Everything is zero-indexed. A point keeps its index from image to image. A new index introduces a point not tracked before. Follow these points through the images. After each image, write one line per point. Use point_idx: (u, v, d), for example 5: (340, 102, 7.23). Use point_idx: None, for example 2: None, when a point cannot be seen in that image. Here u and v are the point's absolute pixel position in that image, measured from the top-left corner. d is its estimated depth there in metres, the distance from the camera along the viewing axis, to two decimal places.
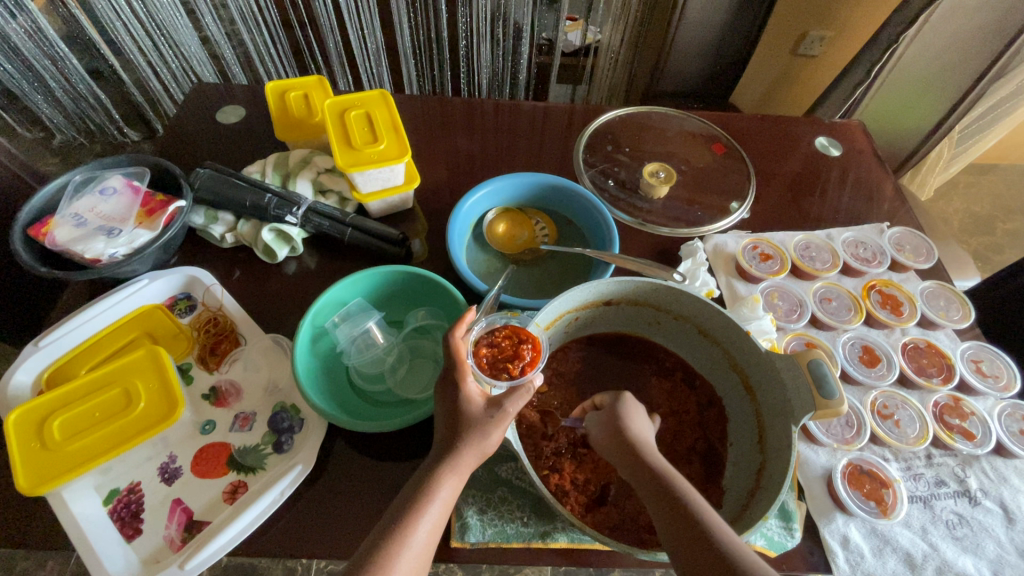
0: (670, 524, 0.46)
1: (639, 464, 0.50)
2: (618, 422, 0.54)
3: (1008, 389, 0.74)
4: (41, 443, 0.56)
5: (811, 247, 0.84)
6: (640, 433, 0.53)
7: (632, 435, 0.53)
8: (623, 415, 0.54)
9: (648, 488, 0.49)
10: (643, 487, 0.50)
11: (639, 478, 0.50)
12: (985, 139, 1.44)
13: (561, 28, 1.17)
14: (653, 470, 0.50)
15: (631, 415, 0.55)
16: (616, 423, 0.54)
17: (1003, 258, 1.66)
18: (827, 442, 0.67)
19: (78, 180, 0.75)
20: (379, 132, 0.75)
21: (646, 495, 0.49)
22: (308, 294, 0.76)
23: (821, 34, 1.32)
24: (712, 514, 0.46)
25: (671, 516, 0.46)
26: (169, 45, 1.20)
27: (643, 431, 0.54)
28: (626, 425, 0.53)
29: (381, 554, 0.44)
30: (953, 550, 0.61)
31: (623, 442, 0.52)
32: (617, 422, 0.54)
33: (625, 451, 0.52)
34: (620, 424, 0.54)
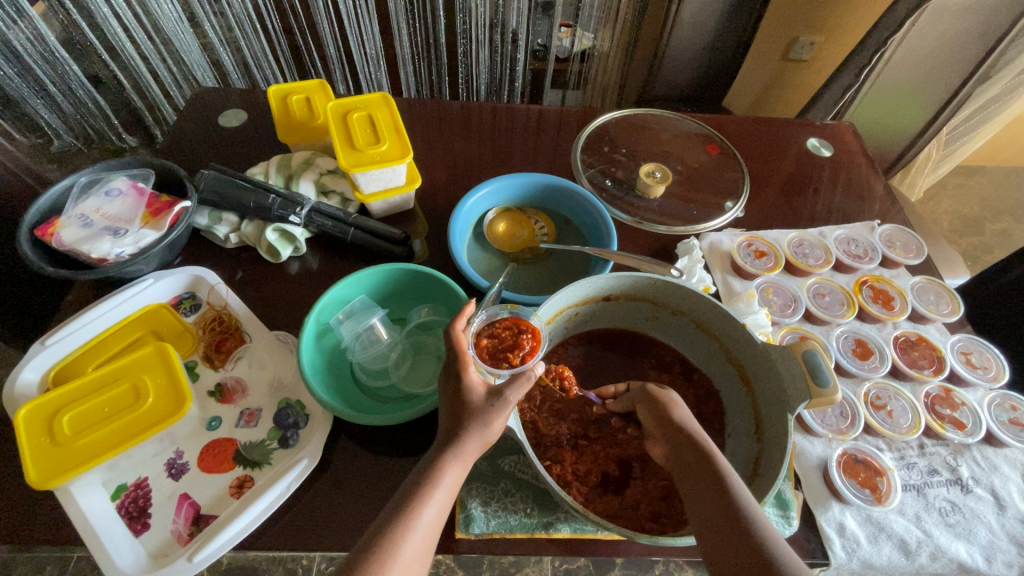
0: (702, 503, 0.49)
1: (687, 446, 0.53)
2: (663, 408, 0.56)
3: (996, 379, 0.76)
4: (51, 439, 0.57)
5: (804, 245, 0.86)
6: (687, 419, 0.55)
7: (677, 420, 0.55)
8: (666, 400, 0.57)
9: (690, 470, 0.51)
10: (682, 472, 0.52)
11: (682, 461, 0.53)
12: (974, 140, 1.47)
13: (556, 34, 1.20)
14: (689, 455, 0.52)
15: (677, 403, 0.57)
16: (661, 409, 0.56)
17: (992, 258, 1.69)
18: (822, 432, 0.68)
19: (83, 181, 0.76)
20: (381, 133, 0.77)
21: (685, 478, 0.52)
22: (311, 293, 0.77)
23: (812, 39, 1.39)
24: (747, 496, 0.48)
25: (704, 495, 0.49)
26: (171, 52, 1.21)
27: (690, 417, 0.56)
28: (673, 411, 0.56)
29: (385, 536, 0.45)
30: (946, 536, 0.63)
31: (670, 426, 0.55)
32: (662, 407, 0.56)
33: (674, 434, 0.54)
34: (667, 409, 0.56)
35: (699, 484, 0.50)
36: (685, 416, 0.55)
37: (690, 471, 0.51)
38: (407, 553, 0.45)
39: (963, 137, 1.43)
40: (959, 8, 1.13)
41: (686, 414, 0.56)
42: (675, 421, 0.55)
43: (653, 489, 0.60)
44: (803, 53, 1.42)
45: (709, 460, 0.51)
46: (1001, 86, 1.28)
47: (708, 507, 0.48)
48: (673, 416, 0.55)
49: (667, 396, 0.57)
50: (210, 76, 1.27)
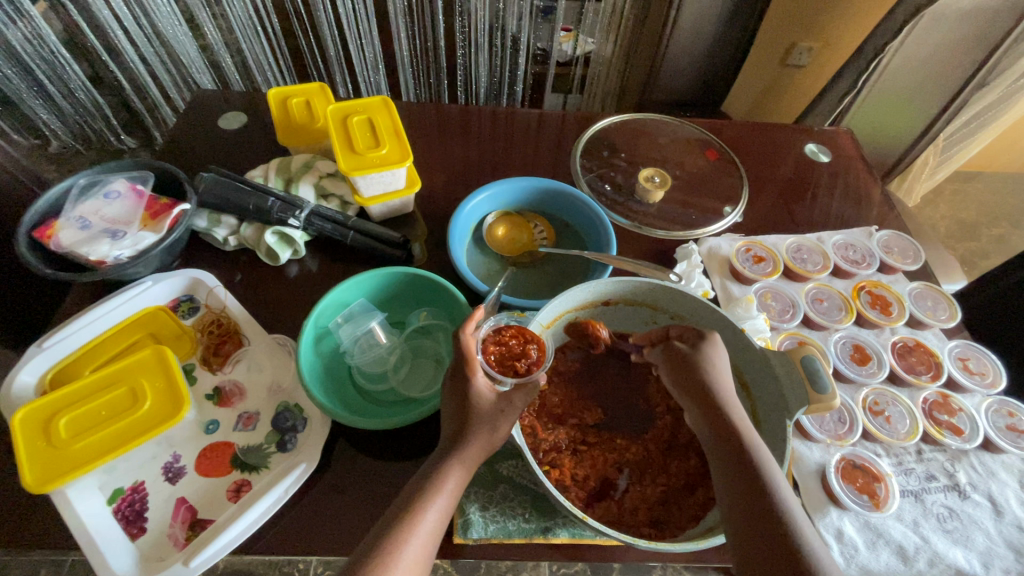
0: (730, 473, 0.49)
1: (717, 412, 0.53)
2: (695, 370, 0.55)
3: (994, 385, 0.76)
4: (48, 442, 0.57)
5: (803, 250, 0.86)
6: (720, 385, 0.55)
7: (710, 384, 0.54)
8: (703, 357, 0.56)
9: (720, 440, 0.51)
10: (711, 438, 0.52)
11: (709, 428, 0.53)
12: (971, 146, 1.47)
13: (555, 38, 1.20)
14: (719, 424, 0.52)
15: (714, 361, 0.56)
16: (696, 374, 0.55)
17: (989, 263, 1.70)
18: (821, 438, 0.68)
19: (82, 183, 0.76)
20: (381, 137, 0.77)
21: (714, 446, 0.52)
22: (309, 296, 0.77)
23: (809, 46, 1.37)
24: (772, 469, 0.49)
25: (733, 464, 0.49)
26: (170, 54, 1.21)
27: (722, 382, 0.55)
28: (706, 374, 0.55)
29: (388, 541, 0.46)
30: (944, 542, 0.63)
31: (700, 389, 0.54)
32: (695, 368, 0.55)
33: (702, 399, 0.54)
34: (701, 370, 0.55)
35: (728, 454, 0.50)
36: (719, 377, 0.55)
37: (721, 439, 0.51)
38: (409, 557, 0.45)
39: (961, 143, 1.43)
40: (956, 15, 1.14)
41: (720, 373, 0.55)
42: (707, 384, 0.54)
43: (651, 494, 0.60)
44: (801, 58, 1.40)
45: (735, 430, 0.51)
46: (999, 93, 1.29)
47: (738, 472, 0.49)
48: (706, 376, 0.55)
49: (705, 352, 0.56)
50: (209, 78, 1.27)
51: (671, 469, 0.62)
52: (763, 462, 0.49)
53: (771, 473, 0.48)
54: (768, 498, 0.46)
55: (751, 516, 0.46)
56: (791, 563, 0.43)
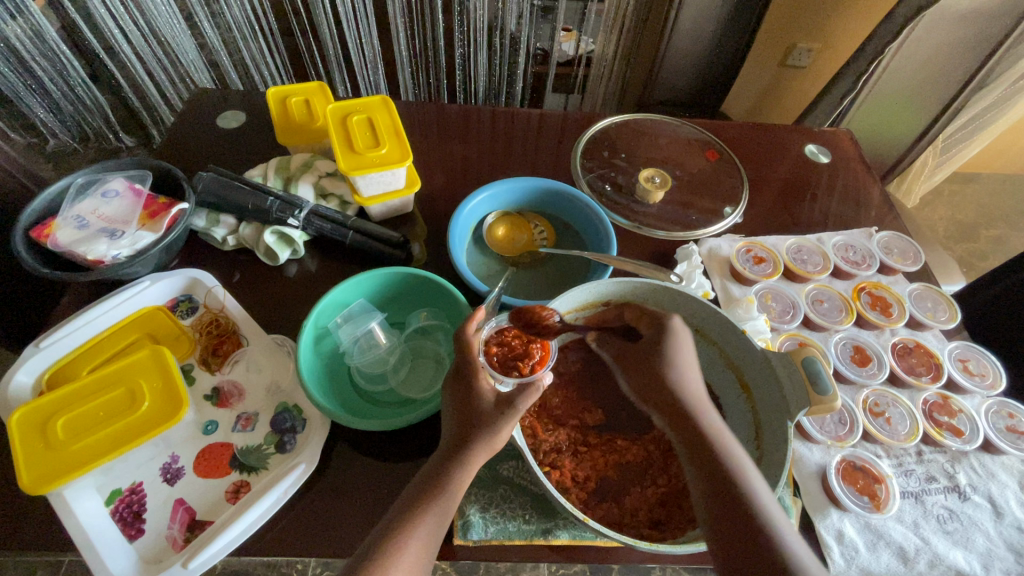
0: (697, 465, 0.51)
1: (680, 407, 0.54)
2: (657, 364, 0.57)
3: (994, 387, 0.76)
4: (45, 442, 0.56)
5: (803, 251, 0.86)
6: (682, 369, 0.57)
7: (673, 377, 0.56)
8: (664, 347, 0.57)
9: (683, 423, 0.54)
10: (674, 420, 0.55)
11: (674, 420, 0.55)
12: (970, 147, 1.48)
13: (555, 38, 1.20)
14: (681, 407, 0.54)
15: (676, 350, 0.57)
16: (659, 358, 0.57)
17: (987, 264, 1.71)
18: (822, 439, 0.68)
19: (80, 182, 0.75)
20: (381, 136, 0.77)
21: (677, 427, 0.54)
22: (308, 296, 0.77)
23: (808, 47, 1.40)
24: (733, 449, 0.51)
25: (699, 455, 0.51)
26: (169, 52, 1.20)
27: (686, 365, 0.57)
28: (667, 367, 0.56)
29: (387, 543, 0.46)
30: (944, 543, 0.63)
31: (662, 385, 0.56)
32: (658, 362, 0.57)
33: (666, 395, 0.56)
34: (663, 364, 0.57)
35: (692, 436, 0.53)
36: (681, 369, 0.57)
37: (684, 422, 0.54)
38: (408, 559, 0.46)
39: (960, 144, 1.44)
40: (955, 16, 1.14)
41: (683, 365, 0.57)
42: (669, 378, 0.56)
43: (652, 496, 0.60)
44: (801, 59, 1.42)
45: (697, 414, 0.54)
46: (997, 95, 1.29)
47: (703, 464, 0.51)
48: (668, 370, 0.56)
49: (666, 342, 0.57)
50: (207, 76, 1.26)
51: (672, 469, 0.62)
52: (728, 450, 0.51)
53: (737, 459, 0.50)
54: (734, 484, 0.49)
55: (719, 504, 0.48)
56: (756, 538, 0.46)
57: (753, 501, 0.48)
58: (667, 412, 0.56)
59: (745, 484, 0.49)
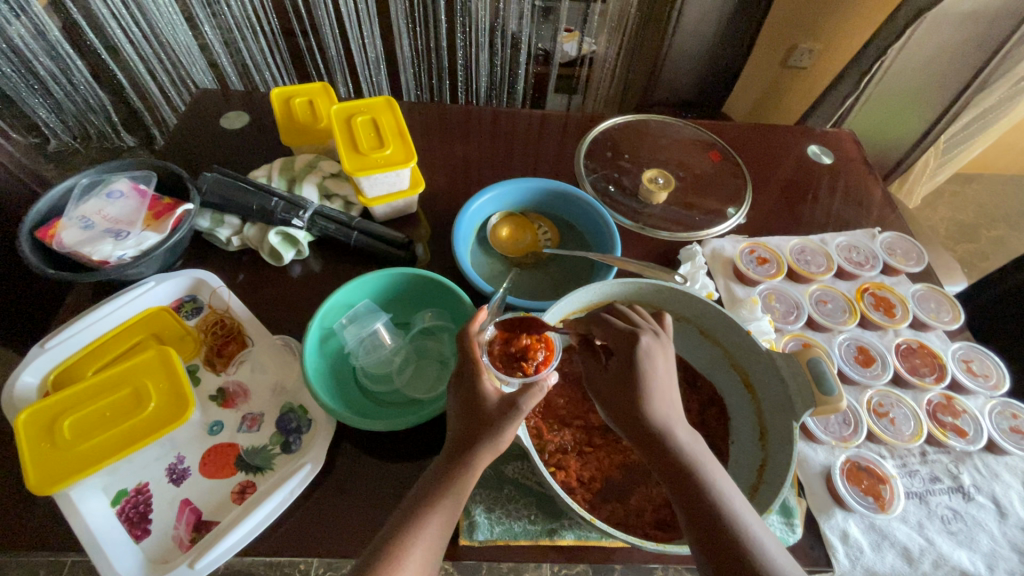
0: (693, 521, 0.46)
1: (664, 452, 0.49)
2: (634, 401, 0.51)
3: (997, 387, 0.77)
4: (51, 443, 0.56)
5: (806, 251, 0.86)
6: (654, 382, 0.52)
7: (654, 416, 0.50)
8: (640, 378, 0.52)
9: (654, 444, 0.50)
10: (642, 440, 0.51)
11: (645, 443, 0.50)
12: (971, 148, 1.48)
13: (557, 39, 1.20)
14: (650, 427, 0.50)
15: (652, 380, 0.52)
16: (628, 373, 0.53)
17: (988, 265, 1.71)
18: (826, 439, 0.68)
19: (85, 183, 0.75)
20: (386, 137, 0.77)
21: (648, 449, 0.50)
22: (312, 297, 0.77)
23: (810, 47, 1.40)
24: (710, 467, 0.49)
25: (693, 509, 0.47)
26: (171, 52, 1.20)
27: (657, 378, 0.53)
28: (645, 406, 0.51)
29: (395, 543, 0.46)
30: (949, 544, 0.63)
31: (641, 428, 0.50)
32: (634, 398, 0.51)
33: (646, 439, 0.50)
34: (641, 402, 0.51)
35: (666, 458, 0.49)
36: (660, 406, 0.51)
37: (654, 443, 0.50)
38: (415, 558, 0.46)
39: (962, 144, 1.44)
40: (957, 17, 1.15)
41: (662, 399, 0.52)
42: (648, 418, 0.50)
43: (657, 496, 0.60)
44: (801, 59, 1.43)
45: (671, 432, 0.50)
46: (999, 96, 1.29)
47: (700, 522, 0.46)
48: (646, 409, 0.51)
49: (641, 374, 0.52)
50: (209, 77, 1.26)
51: None
52: (723, 497, 0.47)
53: (733, 506, 0.47)
54: (736, 537, 0.45)
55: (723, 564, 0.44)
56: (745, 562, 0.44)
57: (759, 554, 0.44)
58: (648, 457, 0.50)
59: (746, 535, 0.45)
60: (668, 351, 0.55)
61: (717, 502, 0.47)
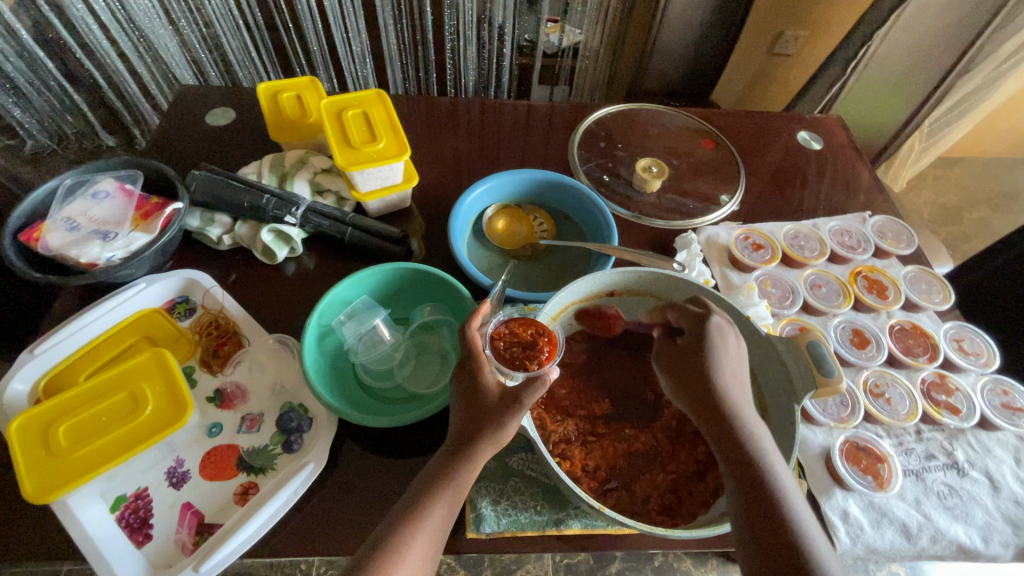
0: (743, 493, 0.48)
1: (730, 432, 0.51)
2: (712, 383, 0.53)
3: (988, 365, 0.79)
4: (46, 450, 0.55)
5: (800, 237, 0.87)
6: (725, 363, 0.54)
7: (720, 392, 0.53)
8: (711, 355, 0.54)
9: (718, 417, 0.52)
10: (707, 412, 0.53)
11: (710, 412, 0.53)
12: (955, 133, 1.50)
13: (542, 29, 1.19)
14: (718, 401, 0.52)
15: (723, 361, 0.54)
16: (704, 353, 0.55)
17: (970, 246, 1.75)
18: (825, 421, 0.69)
19: (68, 183, 0.73)
20: (378, 131, 0.76)
21: (710, 420, 0.52)
22: (308, 294, 0.76)
23: (796, 34, 1.40)
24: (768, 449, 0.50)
25: (745, 484, 0.48)
26: (149, 49, 1.18)
27: (729, 360, 0.55)
28: (721, 386, 0.53)
29: (393, 536, 0.46)
30: (945, 519, 0.64)
31: (714, 407, 0.52)
32: (710, 378, 0.54)
33: (716, 419, 0.52)
34: (716, 383, 0.53)
35: (724, 429, 0.51)
36: (733, 388, 0.53)
37: (718, 417, 0.52)
38: (415, 555, 0.46)
39: (946, 128, 1.45)
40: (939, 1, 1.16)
41: (734, 382, 0.54)
42: (722, 399, 0.52)
43: (662, 482, 0.61)
44: (787, 47, 1.43)
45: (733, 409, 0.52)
46: (981, 80, 1.31)
47: (757, 503, 0.47)
48: (722, 388, 0.53)
49: (712, 352, 0.54)
50: (189, 74, 1.24)
51: (681, 456, 0.62)
52: (780, 485, 0.48)
53: (788, 496, 0.47)
54: (787, 525, 0.46)
55: (772, 549, 0.45)
56: (784, 542, 0.45)
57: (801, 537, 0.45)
58: (716, 436, 0.52)
59: (797, 526, 0.46)
60: (739, 338, 0.57)
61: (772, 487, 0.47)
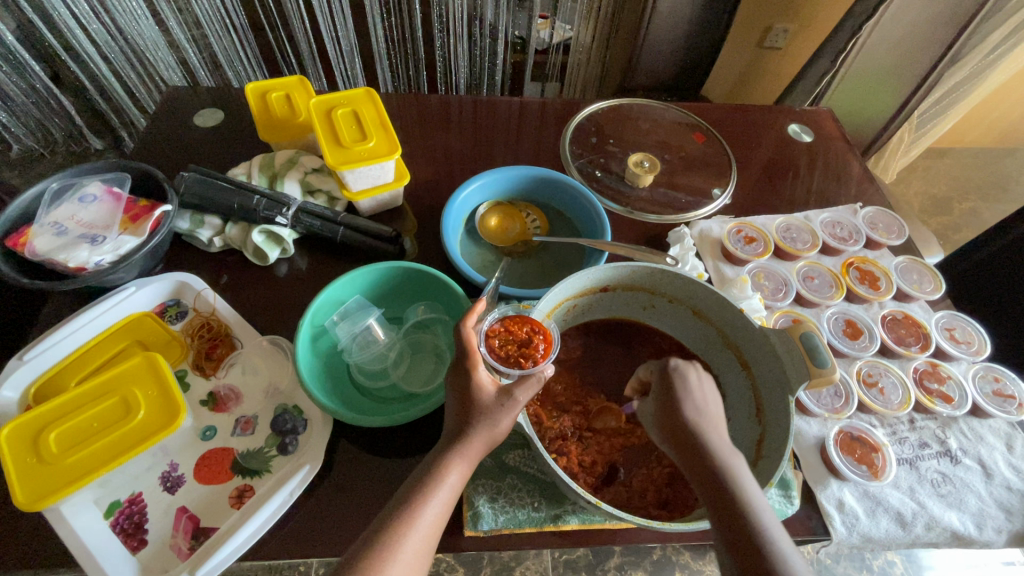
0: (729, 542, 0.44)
1: (711, 480, 0.47)
2: (692, 435, 0.49)
3: (979, 353, 0.79)
4: (37, 457, 0.55)
5: (791, 229, 0.87)
6: (693, 402, 0.51)
7: (692, 433, 0.49)
8: (676, 394, 0.52)
9: (694, 462, 0.49)
10: (683, 456, 0.50)
11: (685, 458, 0.50)
12: (944, 124, 1.50)
13: (534, 26, 1.19)
14: (691, 442, 0.49)
15: (689, 399, 0.51)
16: (670, 393, 0.52)
17: (961, 236, 1.76)
18: (819, 412, 0.70)
19: (54, 188, 0.72)
20: (368, 129, 0.75)
21: (688, 464, 0.49)
22: (300, 295, 0.76)
23: (785, 27, 1.41)
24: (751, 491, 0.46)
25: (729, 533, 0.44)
26: (135, 51, 1.16)
27: (697, 398, 0.52)
28: (695, 430, 0.50)
29: (385, 534, 0.46)
30: (939, 506, 0.65)
31: (692, 452, 0.49)
32: (687, 430, 0.50)
33: (695, 466, 0.48)
34: (696, 434, 0.49)
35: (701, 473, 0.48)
36: (714, 437, 0.49)
37: (694, 459, 0.49)
38: (408, 553, 0.45)
39: (935, 119, 1.46)
40: None
41: (711, 428, 0.50)
42: (696, 440, 0.49)
43: (659, 476, 0.61)
44: (777, 41, 1.44)
45: (708, 451, 0.48)
46: (969, 70, 1.32)
47: (759, 573, 0.41)
48: (698, 436, 0.49)
49: (676, 391, 0.52)
50: (177, 75, 1.22)
51: None
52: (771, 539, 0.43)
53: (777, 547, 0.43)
54: None
55: None
56: None
57: None
58: (704, 497, 0.47)
59: None
60: (706, 375, 0.54)
61: (769, 551, 0.43)
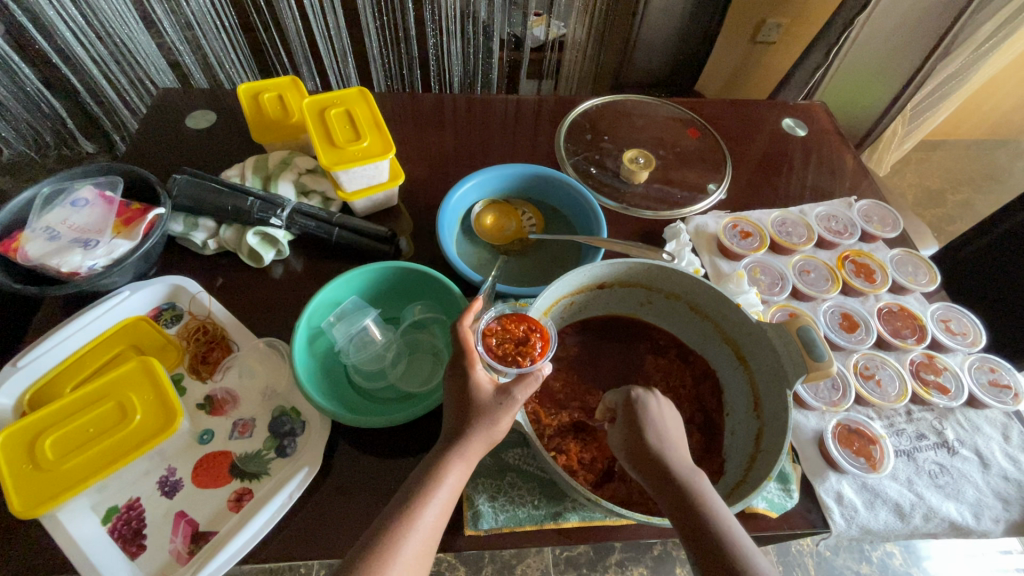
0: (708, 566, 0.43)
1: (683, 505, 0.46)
2: (661, 465, 0.49)
3: (975, 344, 0.80)
4: (33, 464, 0.54)
5: (787, 223, 0.88)
6: (655, 429, 0.52)
7: (659, 459, 0.50)
8: (639, 421, 0.52)
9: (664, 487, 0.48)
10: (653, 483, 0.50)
11: (654, 485, 0.49)
12: (937, 117, 1.51)
13: (528, 24, 1.19)
14: (659, 469, 0.49)
15: (652, 426, 0.52)
16: (633, 421, 0.53)
17: (955, 228, 1.77)
18: (817, 405, 0.70)
19: (46, 192, 0.72)
20: (362, 129, 0.75)
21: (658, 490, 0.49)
22: (296, 297, 0.75)
23: (778, 22, 1.38)
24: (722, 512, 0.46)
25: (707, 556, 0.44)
26: (127, 53, 1.15)
27: (659, 425, 0.52)
28: (661, 457, 0.50)
29: (385, 535, 0.46)
30: (937, 497, 0.65)
31: (662, 478, 0.49)
32: (653, 457, 0.50)
33: (666, 491, 0.48)
34: (664, 461, 0.49)
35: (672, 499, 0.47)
36: (679, 462, 0.50)
37: (664, 485, 0.48)
38: (409, 554, 0.45)
39: (928, 112, 1.46)
40: None
41: (676, 454, 0.50)
42: (663, 466, 0.49)
43: None
44: (770, 35, 1.41)
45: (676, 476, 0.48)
46: (961, 63, 1.32)
47: None
48: (664, 461, 0.49)
49: (639, 418, 0.52)
50: (169, 77, 1.22)
51: None
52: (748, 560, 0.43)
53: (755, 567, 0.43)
54: None
55: None
56: None
57: None
58: (677, 524, 0.46)
59: None
60: (664, 403, 0.55)
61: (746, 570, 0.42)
